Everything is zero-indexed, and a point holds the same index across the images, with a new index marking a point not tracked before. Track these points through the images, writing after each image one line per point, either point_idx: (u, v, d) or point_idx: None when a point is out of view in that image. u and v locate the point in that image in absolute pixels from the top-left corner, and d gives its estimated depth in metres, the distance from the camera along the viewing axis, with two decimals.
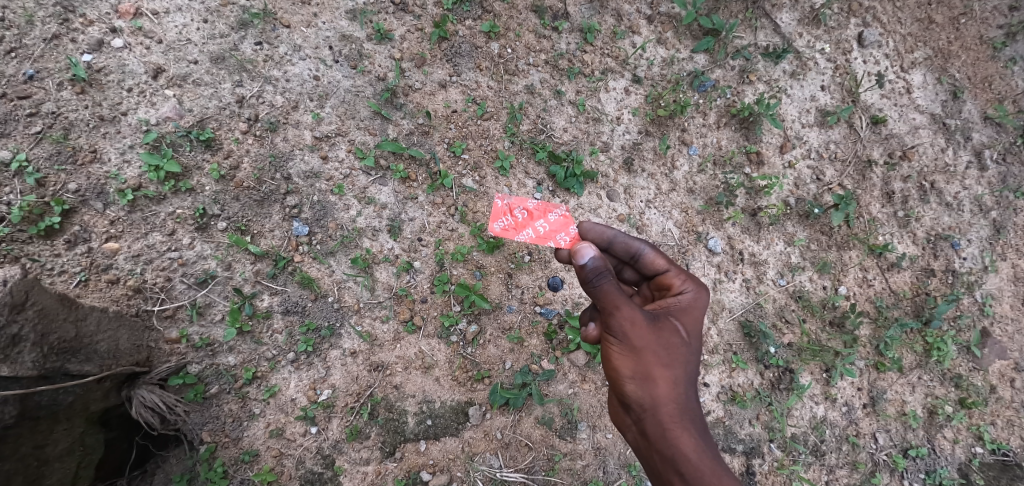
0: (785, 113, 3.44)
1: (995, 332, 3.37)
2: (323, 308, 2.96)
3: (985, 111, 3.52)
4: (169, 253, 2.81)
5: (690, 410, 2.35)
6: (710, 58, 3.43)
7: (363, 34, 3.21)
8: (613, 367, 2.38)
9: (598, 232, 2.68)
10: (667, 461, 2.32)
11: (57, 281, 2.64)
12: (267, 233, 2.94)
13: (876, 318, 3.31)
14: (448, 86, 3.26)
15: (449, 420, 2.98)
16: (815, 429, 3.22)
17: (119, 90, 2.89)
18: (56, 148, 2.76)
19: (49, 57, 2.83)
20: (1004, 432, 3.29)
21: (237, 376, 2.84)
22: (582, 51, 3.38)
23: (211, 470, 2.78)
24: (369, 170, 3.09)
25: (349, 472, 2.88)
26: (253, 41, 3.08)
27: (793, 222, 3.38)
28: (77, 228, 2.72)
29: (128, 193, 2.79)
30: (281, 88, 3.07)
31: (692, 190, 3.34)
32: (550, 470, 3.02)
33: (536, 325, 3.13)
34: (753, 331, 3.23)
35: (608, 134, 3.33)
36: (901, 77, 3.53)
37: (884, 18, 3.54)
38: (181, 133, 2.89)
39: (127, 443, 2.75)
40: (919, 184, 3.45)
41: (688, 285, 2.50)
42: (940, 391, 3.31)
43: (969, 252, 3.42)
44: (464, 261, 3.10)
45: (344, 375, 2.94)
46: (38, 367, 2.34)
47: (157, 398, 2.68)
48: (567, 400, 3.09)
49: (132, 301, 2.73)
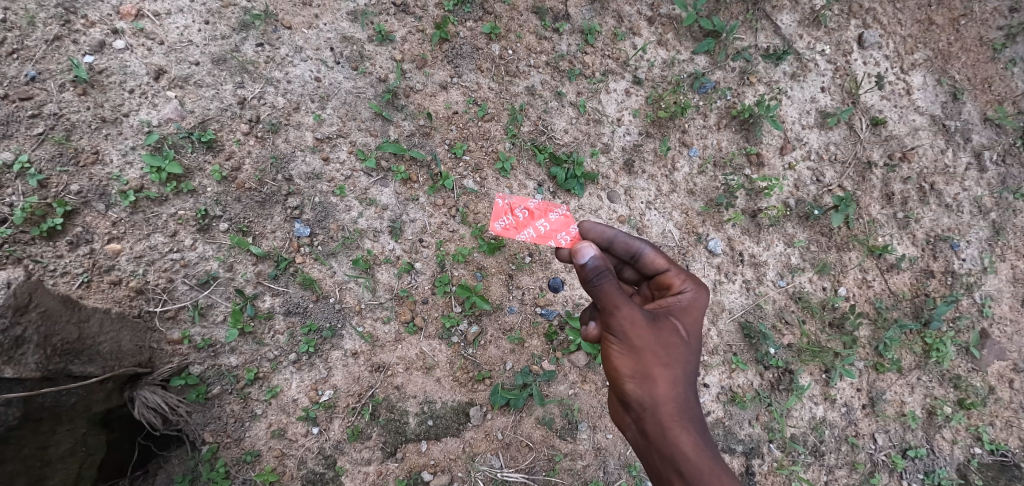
0: (786, 114, 3.45)
1: (994, 332, 3.38)
2: (324, 308, 2.97)
3: (985, 113, 3.53)
4: (170, 254, 2.82)
5: (689, 410, 2.36)
6: (711, 59, 3.44)
7: (364, 36, 3.21)
8: (613, 366, 2.39)
9: (599, 232, 2.70)
10: (666, 460, 2.34)
11: (60, 282, 2.65)
12: (269, 234, 2.95)
13: (875, 319, 3.32)
14: (449, 88, 3.27)
15: (450, 420, 3.00)
16: (815, 429, 3.23)
17: (121, 92, 2.90)
18: (58, 149, 2.77)
19: (51, 59, 2.84)
20: (1002, 433, 3.31)
21: (239, 376, 2.85)
22: (583, 52, 3.38)
23: (212, 471, 2.79)
24: (370, 171, 3.10)
25: (350, 472, 2.90)
26: (255, 42, 3.09)
27: (793, 223, 3.39)
28: (79, 229, 2.72)
29: (129, 194, 2.79)
30: (282, 89, 3.08)
31: (693, 191, 3.35)
32: (551, 470, 3.04)
33: (536, 326, 3.14)
34: (752, 332, 3.24)
35: (609, 135, 3.34)
36: (901, 79, 3.54)
37: (884, 19, 3.54)
38: (183, 134, 2.90)
39: (129, 443, 2.78)
40: (918, 185, 3.46)
41: (688, 285, 2.51)
42: (939, 392, 3.32)
43: (968, 253, 3.43)
44: (464, 262, 3.11)
45: (345, 375, 2.95)
46: (41, 368, 2.34)
47: (159, 399, 2.71)
48: (567, 400, 3.10)
49: (133, 302, 2.74)
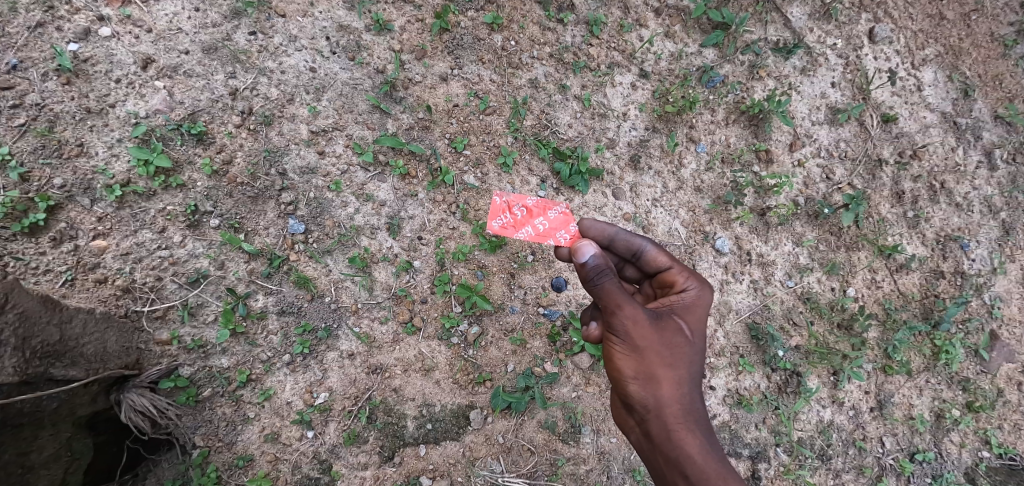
0: (796, 109, 3.36)
1: (1004, 334, 3.32)
2: (319, 308, 2.86)
3: (995, 111, 3.45)
4: (158, 251, 2.71)
5: (695, 412, 2.28)
6: (719, 52, 3.34)
7: (361, 25, 3.09)
8: (616, 368, 2.30)
9: (599, 229, 2.60)
10: (671, 463, 2.25)
11: (42, 281, 2.55)
12: (261, 231, 2.84)
13: (884, 321, 3.25)
14: (450, 80, 3.15)
15: (450, 424, 2.91)
16: (822, 433, 3.17)
17: (107, 81, 2.77)
18: (42, 142, 2.64)
19: (33, 46, 2.71)
20: (1012, 436, 3.25)
21: (231, 378, 2.74)
22: (588, 44, 3.27)
23: (204, 476, 2.69)
24: (367, 166, 2.99)
25: (346, 477, 2.80)
26: (247, 31, 2.96)
27: (802, 222, 3.31)
28: (63, 225, 2.61)
29: (116, 189, 2.67)
30: (276, 80, 2.96)
31: (700, 189, 3.26)
32: (553, 475, 2.96)
33: (539, 327, 3.05)
34: (760, 333, 3.16)
35: (614, 130, 3.24)
36: (912, 75, 3.45)
37: (896, 13, 3.46)
38: (172, 126, 2.78)
39: (117, 446, 2.68)
40: (929, 184, 3.38)
41: (691, 282, 2.42)
42: (947, 395, 3.26)
43: (978, 253, 3.35)
44: (465, 260, 3.01)
45: (342, 377, 2.85)
46: (19, 372, 2.21)
47: (148, 402, 2.60)
48: (570, 403, 3.02)
49: (120, 301, 2.63)
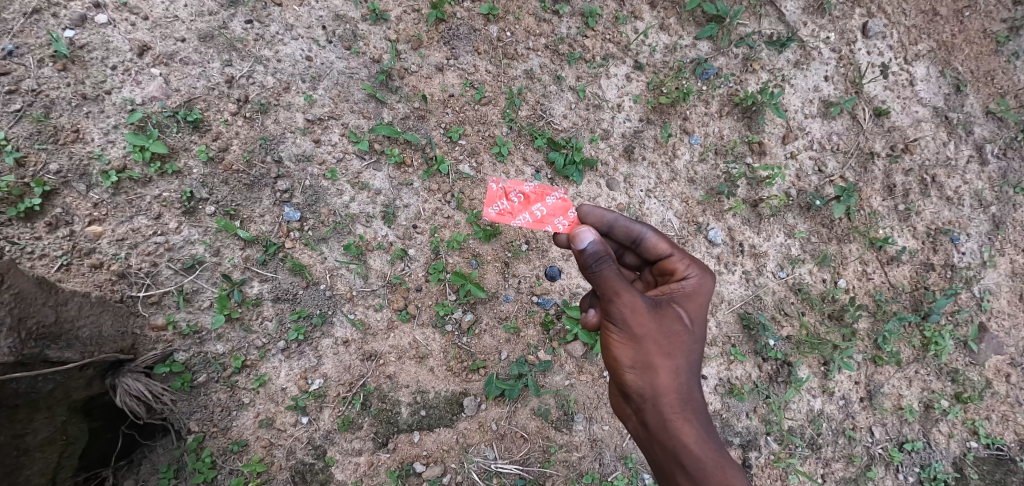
0: (789, 102, 3.38)
1: (993, 327, 3.35)
2: (314, 295, 2.88)
3: (987, 106, 3.48)
4: (154, 237, 2.72)
5: (692, 401, 2.30)
6: (713, 45, 3.36)
7: (358, 15, 3.10)
8: (614, 356, 2.32)
9: (598, 216, 2.60)
10: (668, 452, 2.28)
11: (38, 265, 2.56)
12: (256, 218, 2.85)
13: (874, 312, 3.28)
14: (446, 70, 3.17)
15: (444, 411, 2.93)
16: (813, 422, 3.20)
17: (103, 68, 2.77)
18: (37, 128, 2.65)
19: (28, 32, 2.71)
20: (999, 427, 3.29)
21: (226, 364, 2.76)
22: (583, 36, 3.29)
23: (199, 461, 2.72)
24: (363, 154, 3.01)
25: (341, 463, 2.82)
26: (244, 19, 2.96)
27: (794, 214, 3.33)
28: (58, 210, 2.62)
29: (112, 175, 2.68)
30: (272, 68, 2.97)
31: (693, 180, 3.29)
32: (546, 462, 2.98)
33: (533, 315, 3.07)
34: (752, 323, 3.20)
35: (608, 121, 3.27)
36: (904, 70, 3.48)
37: (889, 9, 3.48)
38: (168, 113, 2.79)
39: (113, 432, 2.70)
40: (920, 177, 3.41)
41: (692, 270, 2.44)
42: (937, 385, 3.29)
43: (968, 247, 3.39)
44: (460, 249, 3.04)
45: (336, 364, 2.87)
46: (16, 352, 2.24)
47: (142, 387, 2.62)
48: (564, 391, 3.04)
49: (116, 286, 2.64)
